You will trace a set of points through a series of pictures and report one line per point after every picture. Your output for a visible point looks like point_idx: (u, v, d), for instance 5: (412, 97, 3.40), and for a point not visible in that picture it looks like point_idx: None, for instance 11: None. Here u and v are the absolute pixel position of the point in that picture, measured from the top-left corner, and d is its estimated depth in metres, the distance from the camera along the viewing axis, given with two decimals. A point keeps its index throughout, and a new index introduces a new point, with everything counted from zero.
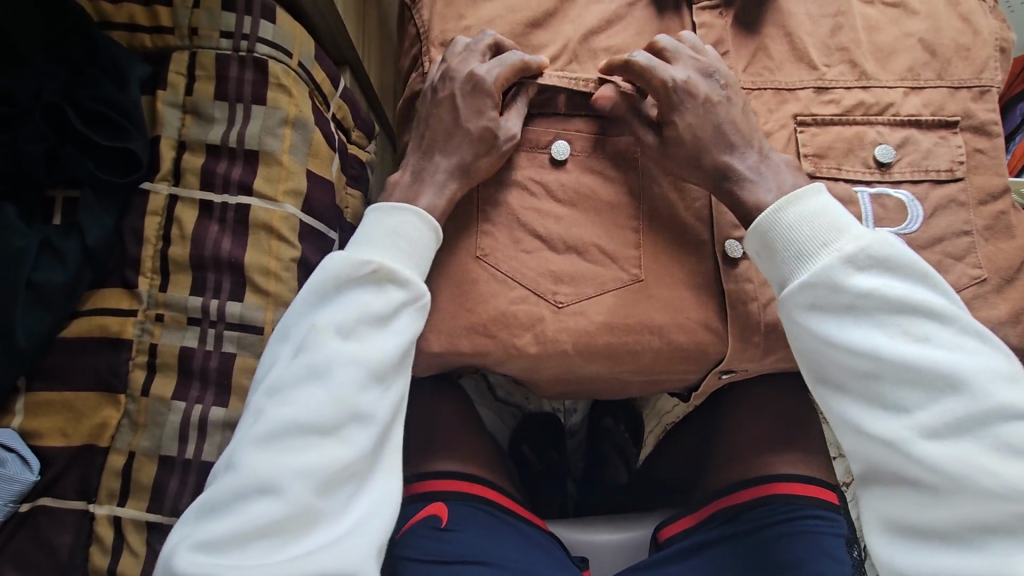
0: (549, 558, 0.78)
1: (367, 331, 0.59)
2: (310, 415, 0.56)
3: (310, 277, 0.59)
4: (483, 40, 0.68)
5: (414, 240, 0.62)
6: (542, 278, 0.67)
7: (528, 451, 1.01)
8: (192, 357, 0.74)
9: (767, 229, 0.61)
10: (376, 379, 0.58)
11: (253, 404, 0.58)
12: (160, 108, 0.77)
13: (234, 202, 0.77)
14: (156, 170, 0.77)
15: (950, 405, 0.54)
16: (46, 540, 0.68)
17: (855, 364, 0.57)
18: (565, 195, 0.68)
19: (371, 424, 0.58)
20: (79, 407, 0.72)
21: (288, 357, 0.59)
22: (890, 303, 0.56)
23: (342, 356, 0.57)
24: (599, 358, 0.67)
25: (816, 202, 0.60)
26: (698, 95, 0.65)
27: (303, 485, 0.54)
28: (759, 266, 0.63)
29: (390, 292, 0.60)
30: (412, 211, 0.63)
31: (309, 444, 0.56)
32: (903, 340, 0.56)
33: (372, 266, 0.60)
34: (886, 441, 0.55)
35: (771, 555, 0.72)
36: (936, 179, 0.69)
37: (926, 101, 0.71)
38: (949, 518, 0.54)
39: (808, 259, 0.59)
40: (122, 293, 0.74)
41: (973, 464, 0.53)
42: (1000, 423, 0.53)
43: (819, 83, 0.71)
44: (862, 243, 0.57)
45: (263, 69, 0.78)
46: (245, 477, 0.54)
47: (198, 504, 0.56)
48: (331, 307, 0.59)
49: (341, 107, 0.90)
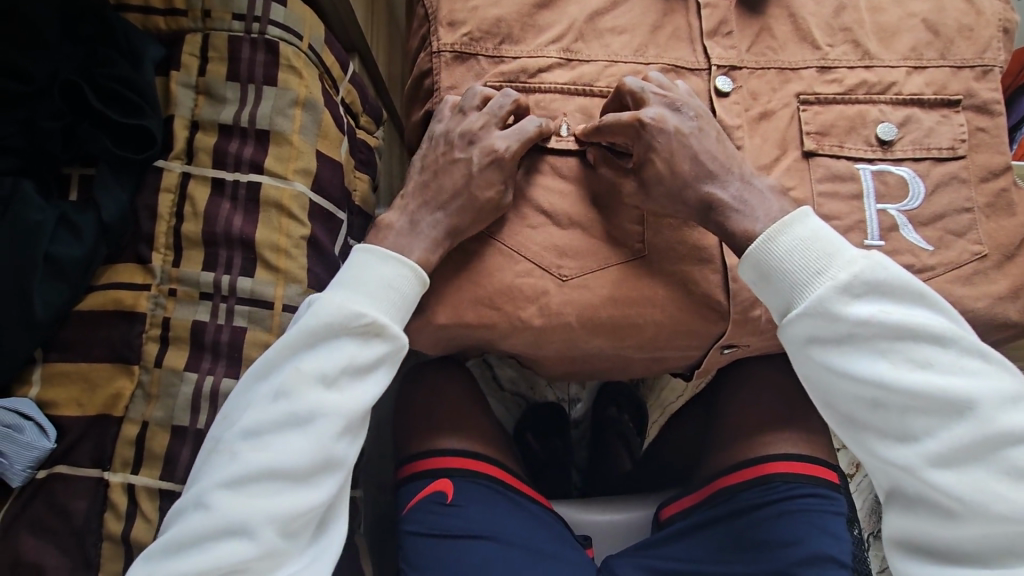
0: (552, 533, 0.79)
1: (349, 381, 0.60)
2: (289, 460, 0.57)
3: (297, 322, 0.59)
4: (505, 103, 0.68)
5: (406, 295, 0.63)
6: (547, 252, 0.68)
7: (533, 439, 1.02)
8: (204, 331, 0.75)
9: (760, 257, 0.61)
10: (350, 429, 0.60)
11: (222, 444, 0.58)
12: (174, 88, 0.79)
13: (245, 180, 0.78)
14: (169, 149, 0.78)
15: (958, 431, 0.56)
16: (61, 505, 0.70)
17: (863, 392, 0.57)
18: (570, 173, 0.70)
19: (339, 471, 0.60)
20: (94, 378, 0.73)
21: (265, 400, 0.58)
22: (889, 330, 0.57)
23: (323, 406, 0.58)
24: (602, 331, 0.68)
25: (807, 230, 0.60)
26: (670, 129, 0.64)
27: (270, 530, 0.56)
28: (757, 293, 0.63)
29: (375, 346, 0.61)
30: (408, 266, 0.63)
31: (284, 488, 0.57)
32: (906, 367, 0.57)
33: (366, 319, 0.60)
34: (900, 467, 0.57)
35: (771, 533, 0.73)
36: (938, 157, 0.69)
37: (929, 80, 0.71)
38: (964, 537, 0.57)
39: (806, 286, 0.59)
40: (136, 268, 0.76)
41: (985, 488, 0.55)
42: (1007, 447, 0.55)
43: (822, 62, 0.72)
44: (855, 270, 0.58)
45: (273, 50, 0.80)
46: (213, 520, 0.55)
47: (160, 542, 0.56)
48: (317, 353, 0.59)
49: (350, 91, 0.91)
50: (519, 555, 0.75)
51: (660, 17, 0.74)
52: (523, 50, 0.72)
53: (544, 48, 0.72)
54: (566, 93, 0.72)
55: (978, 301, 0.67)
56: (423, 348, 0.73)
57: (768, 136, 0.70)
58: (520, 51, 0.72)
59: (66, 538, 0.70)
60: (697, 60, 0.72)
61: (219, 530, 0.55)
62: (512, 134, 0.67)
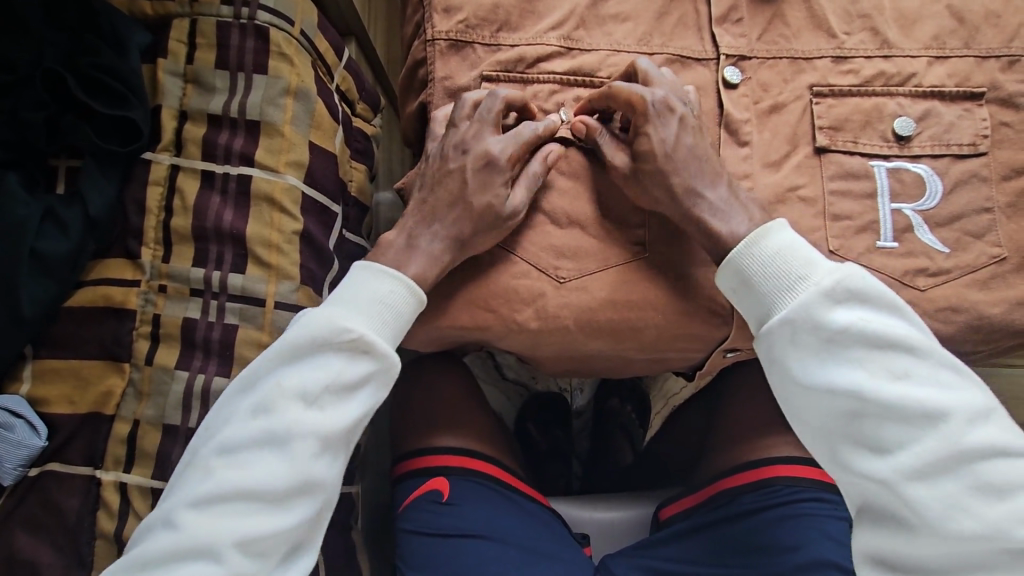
0: (552, 533, 0.78)
1: (331, 399, 0.58)
2: (263, 482, 0.55)
3: (286, 335, 0.58)
4: (497, 104, 0.65)
5: (401, 311, 0.61)
6: (545, 253, 0.66)
7: (534, 429, 0.99)
8: (195, 328, 0.74)
9: (740, 264, 0.59)
10: (329, 447, 0.58)
11: (201, 458, 0.57)
12: (161, 76, 0.76)
13: (236, 172, 0.76)
14: (157, 140, 0.76)
15: (930, 446, 0.53)
16: (55, 503, 0.70)
17: (840, 406, 0.54)
18: (569, 168, 0.68)
19: (319, 490, 0.58)
20: (85, 375, 0.72)
21: (246, 414, 0.57)
22: (868, 340, 0.54)
23: (304, 425, 0.56)
24: (601, 334, 0.66)
25: (782, 239, 0.58)
26: (675, 112, 0.62)
27: (242, 550, 0.55)
28: (735, 302, 0.60)
29: (361, 363, 0.58)
30: (401, 280, 0.61)
31: (260, 510, 0.56)
32: (884, 378, 0.54)
33: (351, 334, 0.58)
34: (873, 481, 0.54)
35: (774, 536, 0.72)
36: (957, 154, 0.66)
37: (951, 72, 0.67)
38: (932, 553, 0.54)
39: (786, 293, 0.56)
40: (125, 263, 0.75)
41: (956, 503, 0.53)
42: (981, 461, 0.53)
43: (838, 52, 0.68)
44: (836, 276, 0.55)
45: (264, 37, 0.77)
46: (185, 538, 0.54)
47: (133, 553, 0.56)
48: (302, 367, 0.58)
49: (345, 78, 0.88)
50: (515, 554, 0.74)
51: (666, 2, 0.70)
52: (522, 38, 0.69)
53: (544, 35, 0.69)
54: (565, 84, 0.69)
55: (996, 306, 0.64)
56: (418, 347, 0.71)
57: (778, 131, 0.67)
58: (519, 39, 0.69)
59: (58, 536, 0.69)
60: (705, 49, 0.69)
61: (192, 548, 0.54)
62: (509, 139, 0.64)
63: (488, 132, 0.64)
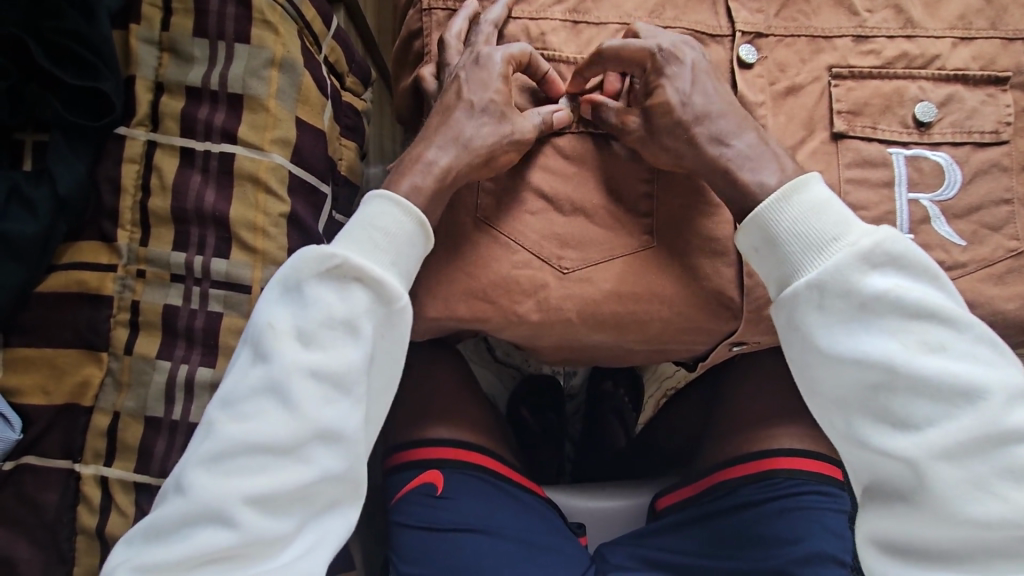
0: (549, 525, 0.77)
1: (329, 337, 0.54)
2: (271, 434, 0.52)
3: (277, 270, 0.55)
4: (483, 28, 0.63)
5: (393, 233, 0.56)
6: (547, 242, 0.62)
7: (528, 413, 0.98)
8: (176, 316, 0.70)
9: (767, 220, 0.55)
10: (335, 391, 0.54)
11: (207, 416, 0.55)
12: (134, 44, 0.71)
13: (217, 150, 0.71)
14: (131, 114, 0.71)
15: (965, 423, 0.50)
16: (32, 497, 0.67)
17: (866, 374, 0.51)
18: (574, 152, 0.64)
19: (332, 441, 0.54)
20: (59, 364, 0.69)
21: (246, 363, 0.54)
22: (904, 309, 0.51)
23: (303, 367, 0.53)
24: (605, 327, 0.63)
25: (820, 195, 0.54)
26: (686, 60, 0.60)
27: (255, 509, 0.52)
28: (756, 263, 0.57)
29: (353, 292, 0.54)
30: (390, 199, 0.56)
31: (271, 463, 0.53)
32: (918, 349, 0.51)
33: (335, 261, 0.54)
34: (893, 457, 0.51)
35: (773, 529, 0.71)
36: (979, 142, 0.63)
37: (976, 54, 0.64)
38: (952, 536, 0.51)
39: (818, 254, 0.53)
40: (100, 246, 0.70)
41: (981, 485, 0.50)
42: (1016, 444, 0.50)
43: (859, 31, 0.65)
44: (876, 238, 0.52)
45: (246, 3, 0.72)
46: (194, 501, 0.52)
47: (145, 521, 0.54)
48: (293, 305, 0.54)
49: (334, 48, 0.83)
50: (510, 548, 0.72)
51: None
52: (526, 8, 0.66)
53: (548, 7, 0.66)
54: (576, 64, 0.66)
55: (1010, 302, 0.62)
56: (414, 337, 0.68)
57: (793, 115, 0.64)
58: (521, 11, 0.66)
59: (36, 531, 0.66)
60: (720, 25, 0.65)
61: (201, 512, 0.52)
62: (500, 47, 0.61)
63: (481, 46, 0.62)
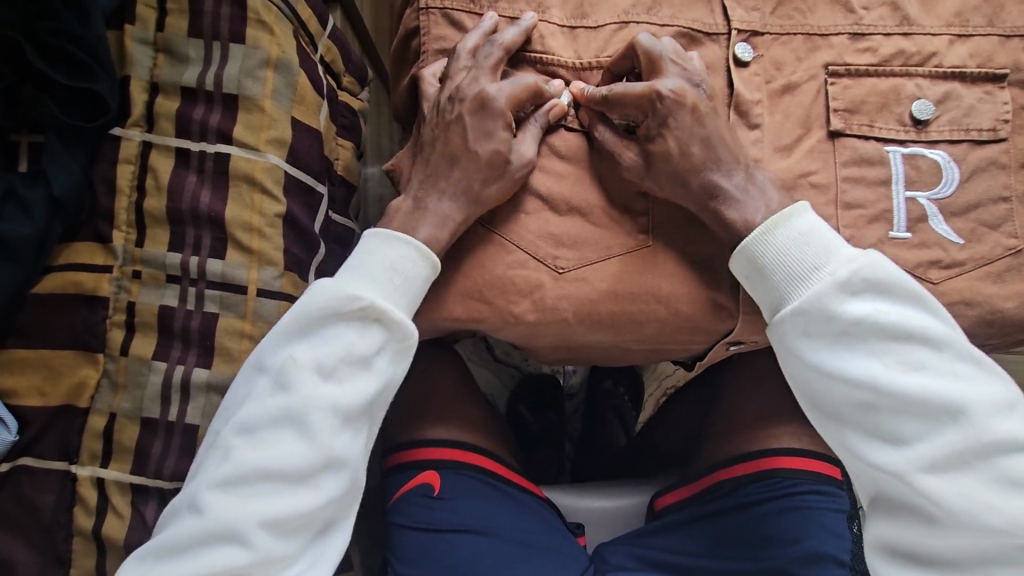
0: (547, 525, 0.77)
1: (348, 372, 0.56)
2: (287, 461, 0.54)
3: (297, 303, 0.56)
4: (491, 53, 0.61)
5: (411, 276, 0.58)
6: (543, 241, 0.62)
7: (527, 412, 0.98)
8: (172, 316, 0.70)
9: (755, 250, 0.57)
10: (349, 423, 0.56)
11: (220, 440, 0.56)
12: (129, 45, 0.70)
13: (212, 150, 0.71)
14: (127, 115, 0.71)
15: (950, 438, 0.51)
16: (28, 499, 0.67)
17: (854, 395, 0.53)
18: (570, 152, 0.64)
19: (343, 468, 0.56)
20: (55, 366, 0.68)
21: (264, 391, 0.56)
22: (885, 331, 0.53)
23: (321, 399, 0.55)
24: (601, 326, 0.63)
25: (806, 223, 0.56)
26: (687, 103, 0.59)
27: (267, 531, 0.54)
28: (748, 290, 0.58)
29: (373, 331, 0.56)
30: (409, 242, 0.58)
31: (285, 488, 0.55)
32: (901, 370, 0.52)
33: (360, 301, 0.56)
34: (886, 473, 0.53)
35: (773, 528, 0.71)
36: (976, 139, 0.63)
37: (973, 51, 0.64)
38: (948, 543, 0.53)
39: (801, 283, 0.54)
40: (96, 248, 0.70)
41: (975, 497, 0.51)
42: (1003, 455, 0.51)
43: (855, 28, 0.64)
44: (854, 267, 0.53)
45: (241, 3, 0.72)
46: (209, 522, 0.53)
47: (157, 539, 0.55)
48: (314, 339, 0.56)
49: (330, 48, 0.82)
50: (509, 549, 0.72)
51: None
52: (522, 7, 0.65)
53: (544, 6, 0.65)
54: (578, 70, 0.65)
55: (1009, 301, 0.61)
56: None
57: (789, 113, 0.63)
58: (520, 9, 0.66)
59: (33, 533, 0.66)
60: (716, 22, 0.65)
61: (215, 532, 0.53)
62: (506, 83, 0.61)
63: (486, 76, 0.61)
